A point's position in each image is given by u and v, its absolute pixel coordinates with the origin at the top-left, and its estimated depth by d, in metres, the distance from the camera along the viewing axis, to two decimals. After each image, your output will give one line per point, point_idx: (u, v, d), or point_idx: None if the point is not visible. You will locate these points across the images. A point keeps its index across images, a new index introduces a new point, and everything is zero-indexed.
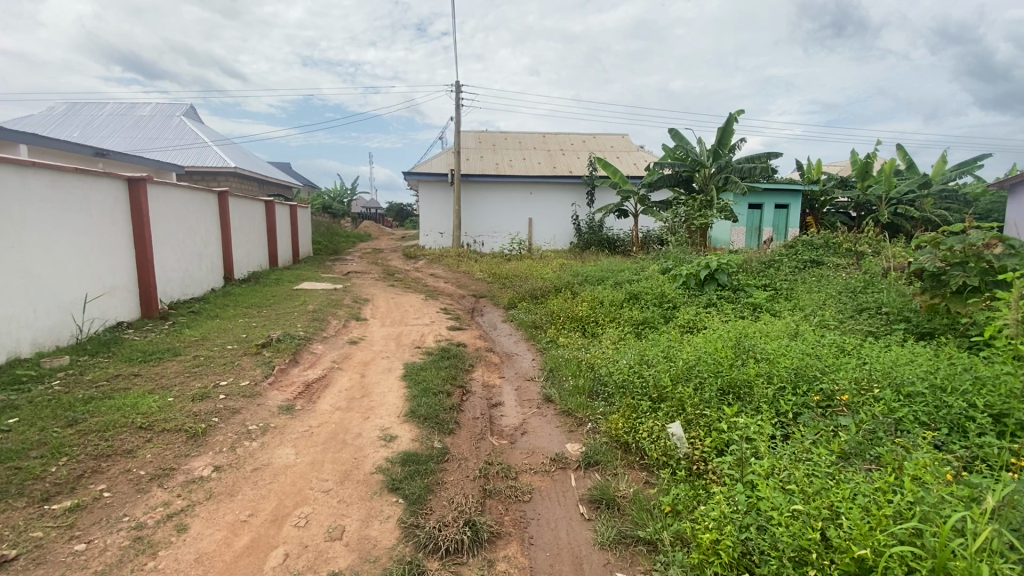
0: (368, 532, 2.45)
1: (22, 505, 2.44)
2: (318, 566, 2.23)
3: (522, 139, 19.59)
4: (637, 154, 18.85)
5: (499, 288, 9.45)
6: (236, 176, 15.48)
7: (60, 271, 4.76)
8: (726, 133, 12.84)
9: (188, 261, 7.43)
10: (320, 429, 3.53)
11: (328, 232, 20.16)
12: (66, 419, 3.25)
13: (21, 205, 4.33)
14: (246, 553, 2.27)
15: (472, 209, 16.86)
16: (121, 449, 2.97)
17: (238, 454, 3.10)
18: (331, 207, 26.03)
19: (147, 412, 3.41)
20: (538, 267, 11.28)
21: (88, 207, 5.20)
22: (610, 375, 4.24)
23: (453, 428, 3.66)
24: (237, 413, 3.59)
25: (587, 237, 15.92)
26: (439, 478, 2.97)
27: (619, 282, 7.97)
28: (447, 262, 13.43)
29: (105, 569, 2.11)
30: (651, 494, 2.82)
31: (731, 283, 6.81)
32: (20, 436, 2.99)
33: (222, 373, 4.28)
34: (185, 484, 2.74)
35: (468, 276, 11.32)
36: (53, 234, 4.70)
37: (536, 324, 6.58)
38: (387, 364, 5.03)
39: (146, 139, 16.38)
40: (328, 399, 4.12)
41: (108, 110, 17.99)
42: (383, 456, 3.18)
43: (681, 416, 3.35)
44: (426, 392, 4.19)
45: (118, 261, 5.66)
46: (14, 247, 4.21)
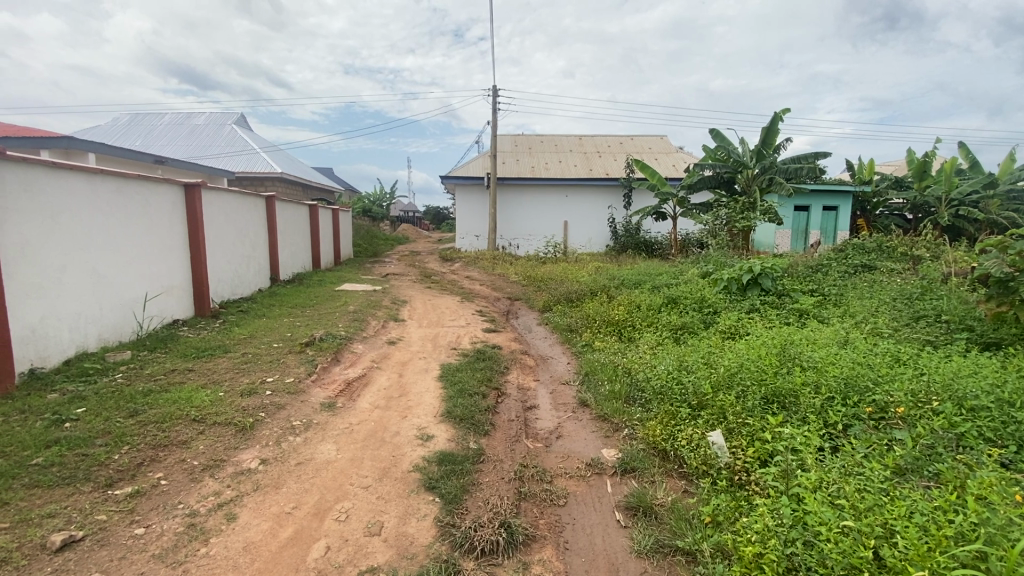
0: (404, 529, 2.49)
1: (89, 489, 2.61)
2: (357, 560, 2.28)
3: (558, 141, 19.56)
4: (676, 155, 18.52)
5: (534, 291, 9.45)
6: (282, 181, 16.10)
7: (123, 272, 5.08)
8: (771, 133, 12.44)
9: (238, 262, 7.78)
10: (360, 427, 3.63)
11: (368, 235, 20.69)
12: (127, 410, 3.46)
13: (90, 210, 4.64)
14: (290, 544, 2.35)
15: (508, 211, 16.92)
16: (177, 440, 3.14)
17: (283, 448, 3.21)
18: (370, 211, 26.70)
19: (199, 405, 3.59)
20: (573, 270, 11.21)
21: (149, 211, 5.52)
22: (648, 381, 4.16)
23: (489, 428, 3.69)
24: (282, 409, 3.74)
25: (623, 240, 15.73)
26: (474, 479, 2.99)
27: (657, 285, 7.84)
28: (482, 265, 13.52)
29: (162, 553, 2.23)
30: (690, 503, 2.75)
31: (775, 288, 6.59)
32: (87, 425, 3.20)
33: (269, 370, 4.46)
34: (234, 475, 2.87)
35: (503, 278, 11.40)
36: (119, 237, 5.03)
37: (572, 328, 6.53)
38: (424, 364, 5.11)
39: (200, 148, 17.30)
40: (366, 397, 4.22)
41: (166, 120, 19.06)
42: (420, 455, 3.23)
43: (722, 423, 3.25)
44: (461, 393, 4.23)
45: (174, 262, 5.99)
46: (82, 249, 4.52)
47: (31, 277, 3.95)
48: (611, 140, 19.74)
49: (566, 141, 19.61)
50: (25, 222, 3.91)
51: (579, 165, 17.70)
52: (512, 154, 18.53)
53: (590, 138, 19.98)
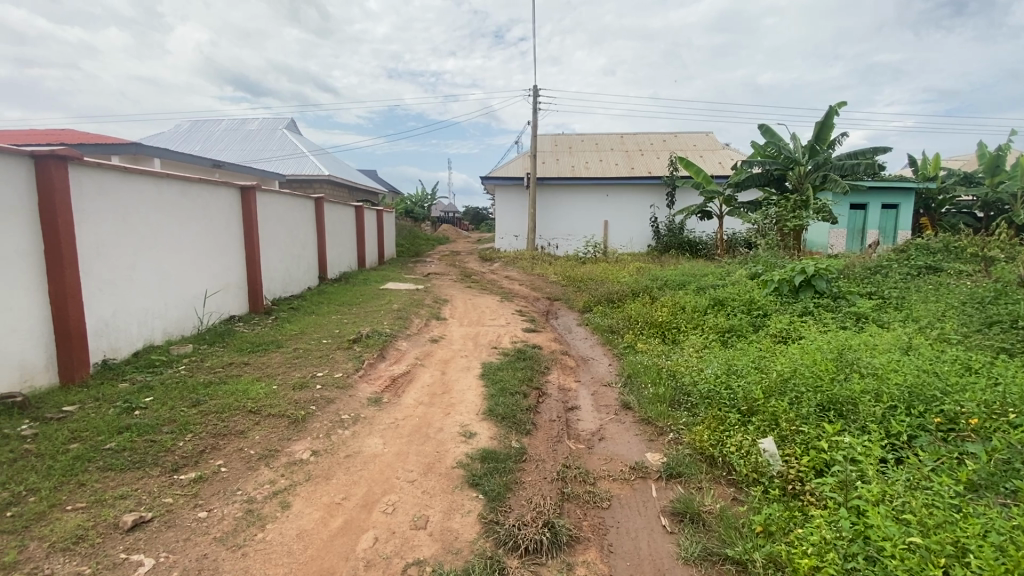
0: (449, 524, 2.52)
1: (157, 473, 2.79)
2: (404, 552, 2.33)
3: (599, 140, 19.33)
4: (723, 152, 17.94)
5: (574, 291, 9.38)
6: (330, 183, 16.66)
7: (185, 269, 5.39)
8: (825, 128, 11.87)
9: (288, 261, 8.10)
10: (405, 422, 3.71)
11: (410, 235, 21.11)
12: (190, 400, 3.68)
13: (156, 212, 4.94)
14: (340, 534, 2.42)
15: (547, 211, 16.86)
16: (234, 430, 3.30)
17: (333, 441, 3.33)
18: (411, 212, 27.24)
19: (256, 398, 3.77)
20: (614, 270, 11.04)
21: (208, 213, 5.84)
22: (694, 385, 4.05)
23: (531, 428, 3.68)
24: (331, 402, 3.87)
25: (666, 240, 15.41)
26: (516, 477, 3.00)
27: (703, 287, 7.62)
28: (521, 265, 13.54)
29: (223, 536, 2.35)
30: (739, 512, 2.66)
31: (830, 290, 6.26)
32: (155, 413, 3.43)
33: (319, 365, 4.63)
34: (287, 465, 2.99)
35: (543, 278, 11.37)
36: (182, 237, 5.35)
37: (613, 329, 6.43)
38: (466, 362, 5.17)
39: (254, 152, 18.15)
40: (411, 394, 4.31)
41: (224, 126, 20.09)
42: (463, 451, 3.27)
43: (774, 431, 3.13)
44: (503, 392, 4.25)
45: (231, 261, 6.31)
46: (149, 248, 4.83)
47: (104, 274, 4.25)
48: (653, 137, 19.34)
49: (607, 140, 19.34)
50: (100, 223, 4.21)
51: (621, 163, 17.43)
52: (553, 153, 18.46)
53: (632, 136, 19.62)
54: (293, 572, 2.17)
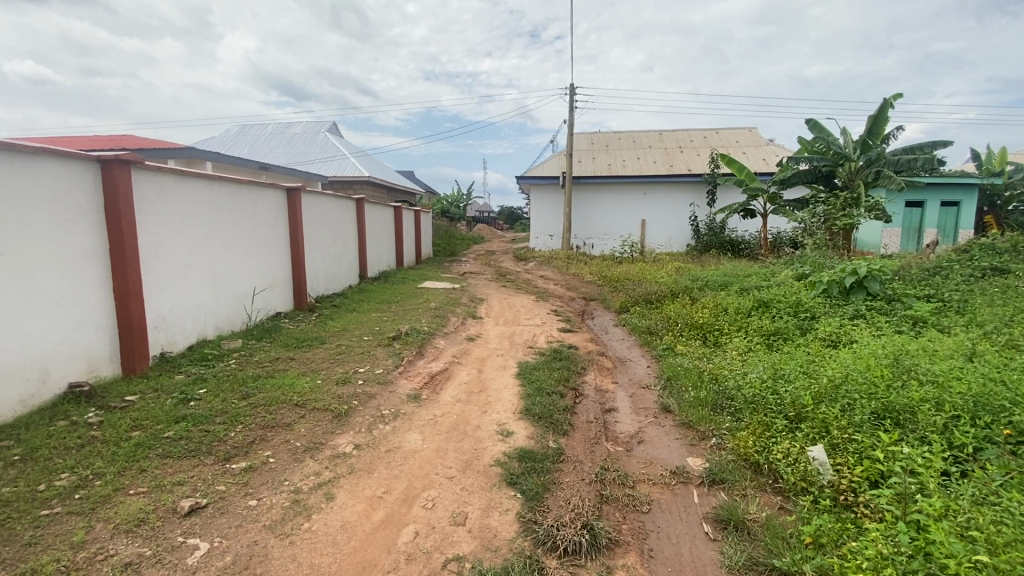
0: (488, 522, 2.54)
1: (211, 462, 2.93)
2: (444, 547, 2.36)
3: (636, 138, 19.01)
4: (767, 148, 17.33)
5: (610, 291, 9.27)
6: (369, 184, 17.07)
7: (235, 268, 5.63)
8: (879, 122, 11.26)
9: (331, 260, 8.35)
10: (443, 419, 3.76)
11: (446, 235, 21.39)
12: (240, 392, 3.84)
13: (209, 213, 5.18)
14: (382, 527, 2.47)
15: (583, 210, 16.72)
16: (282, 422, 3.43)
17: (374, 435, 3.41)
18: (447, 212, 27.58)
19: (301, 391, 3.91)
20: (651, 270, 10.83)
21: (257, 213, 6.08)
22: (738, 389, 3.93)
23: (568, 428, 3.65)
24: (372, 398, 3.97)
25: (706, 240, 15.05)
26: (554, 478, 2.98)
27: (746, 287, 7.39)
28: (557, 265, 13.49)
29: (271, 524, 2.44)
30: (787, 521, 2.56)
31: (884, 292, 5.95)
32: (208, 404, 3.60)
33: (361, 361, 4.75)
34: (331, 458, 3.08)
35: (578, 278, 11.28)
36: (233, 237, 5.59)
37: (651, 330, 6.31)
38: (502, 361, 5.19)
39: (298, 155, 18.79)
40: (449, 391, 4.36)
41: (270, 129, 20.87)
42: (500, 450, 3.28)
43: (824, 438, 3.00)
44: (539, 392, 4.24)
45: (278, 260, 6.55)
46: (203, 247, 5.07)
47: (162, 271, 4.49)
48: (693, 134, 18.87)
49: (646, 137, 19.00)
50: (158, 223, 4.45)
51: (659, 161, 17.10)
52: (589, 152, 18.28)
53: (671, 133, 19.21)
54: (338, 561, 2.23)
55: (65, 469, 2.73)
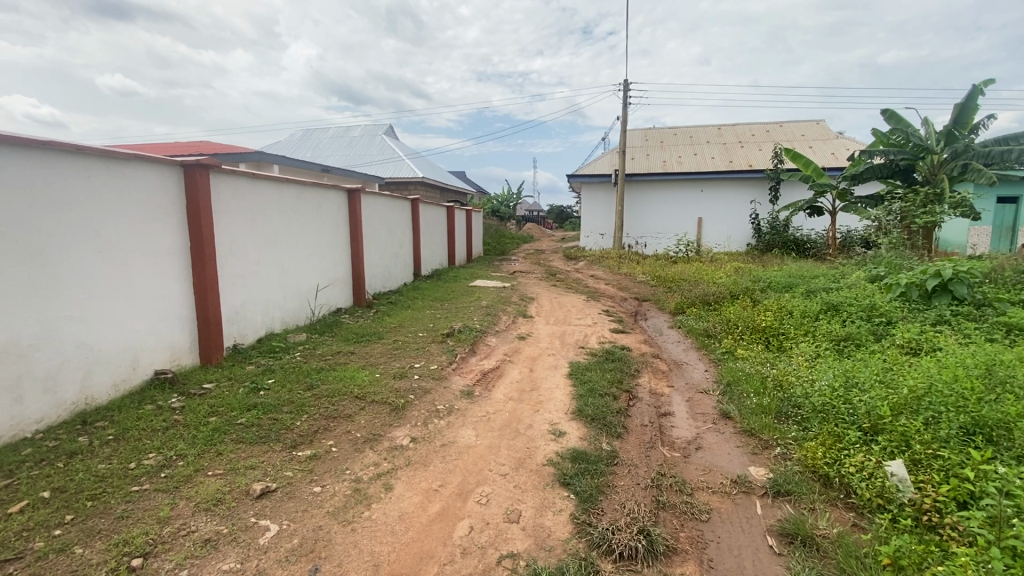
0: (542, 521, 2.54)
1: (279, 448, 3.10)
2: (498, 544, 2.37)
3: (693, 133, 18.38)
4: (836, 142, 16.29)
5: (664, 292, 9.02)
6: (423, 184, 17.49)
7: (300, 265, 5.92)
8: (967, 110, 10.35)
9: (387, 259, 8.61)
10: (496, 416, 3.80)
11: (497, 234, 21.58)
12: (305, 383, 4.05)
13: (277, 213, 5.47)
14: (438, 519, 2.53)
15: (636, 208, 16.36)
16: (343, 413, 3.58)
17: (429, 429, 3.49)
18: (498, 212, 27.78)
19: (360, 384, 4.07)
20: (708, 271, 10.47)
21: (320, 214, 6.36)
22: (806, 398, 3.72)
23: (621, 431, 3.58)
24: (428, 392, 4.07)
25: (768, 239, 14.38)
26: (609, 480, 2.94)
27: (812, 289, 6.98)
28: (608, 264, 13.29)
29: (334, 510, 2.56)
30: (862, 540, 2.40)
31: (972, 297, 5.43)
32: (277, 394, 3.81)
33: (416, 356, 4.88)
34: (389, 449, 3.19)
35: (630, 278, 11.07)
36: (299, 237, 5.89)
37: (709, 333, 6.10)
38: (553, 361, 5.17)
39: (356, 157, 19.55)
40: (501, 389, 4.40)
41: (330, 133, 21.79)
42: (553, 450, 3.27)
43: (904, 453, 2.78)
44: (592, 393, 4.19)
45: (339, 258, 6.83)
46: (271, 246, 5.36)
47: (235, 269, 4.80)
48: (755, 128, 18.03)
49: (703, 133, 18.33)
50: (232, 224, 4.74)
51: (717, 157, 16.45)
52: (643, 149, 17.85)
53: (731, 127, 18.43)
54: (396, 551, 2.29)
55: (152, 449, 2.98)
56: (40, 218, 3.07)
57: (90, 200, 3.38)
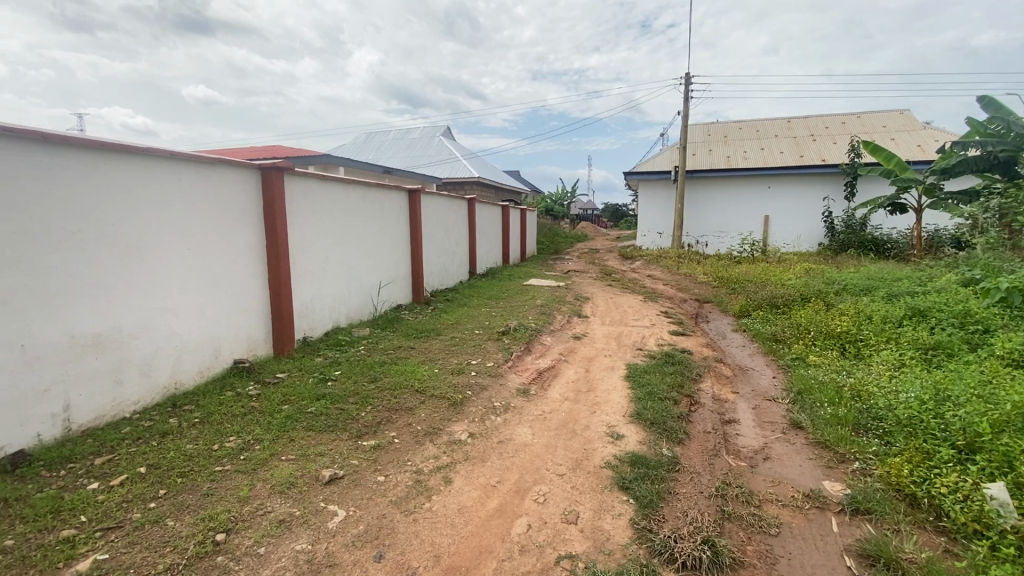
0: (600, 524, 2.50)
1: (346, 437, 3.24)
2: (556, 544, 2.36)
3: (760, 127, 17.48)
4: (923, 132, 14.97)
5: (727, 294, 8.65)
6: (479, 184, 17.73)
7: (364, 263, 6.17)
8: None
9: (444, 257, 8.80)
10: (553, 415, 3.79)
11: (551, 233, 21.52)
12: (369, 376, 4.21)
13: (344, 213, 5.72)
14: (496, 515, 2.55)
15: (697, 206, 15.77)
16: (405, 406, 3.70)
17: (487, 425, 3.54)
18: (552, 211, 27.71)
19: (420, 379, 4.18)
20: (775, 272, 9.94)
21: (383, 213, 6.59)
22: (889, 410, 3.45)
23: (682, 437, 3.47)
24: (485, 389, 4.12)
25: (843, 238, 13.54)
26: (670, 487, 2.85)
27: (895, 293, 6.45)
28: (667, 264, 12.91)
29: (397, 500, 2.64)
30: (955, 568, 2.19)
31: None
32: (343, 385, 4.00)
33: (473, 353, 4.96)
34: (449, 443, 3.26)
35: (690, 278, 10.70)
36: (363, 235, 6.13)
37: (777, 337, 5.78)
38: (610, 362, 5.08)
39: (415, 159, 20.12)
40: (557, 388, 4.38)
41: (391, 135, 22.53)
42: (611, 452, 3.21)
43: (1007, 476, 2.51)
44: (651, 397, 4.08)
45: (399, 256, 7.05)
46: (338, 244, 5.61)
47: (306, 266, 5.07)
48: (829, 120, 16.89)
49: (771, 126, 17.39)
50: (303, 223, 5.01)
51: (786, 151, 15.56)
52: (705, 144, 17.17)
53: (802, 119, 17.37)
54: (456, 543, 2.34)
55: (232, 433, 3.20)
56: (139, 218, 3.37)
57: (181, 202, 3.68)
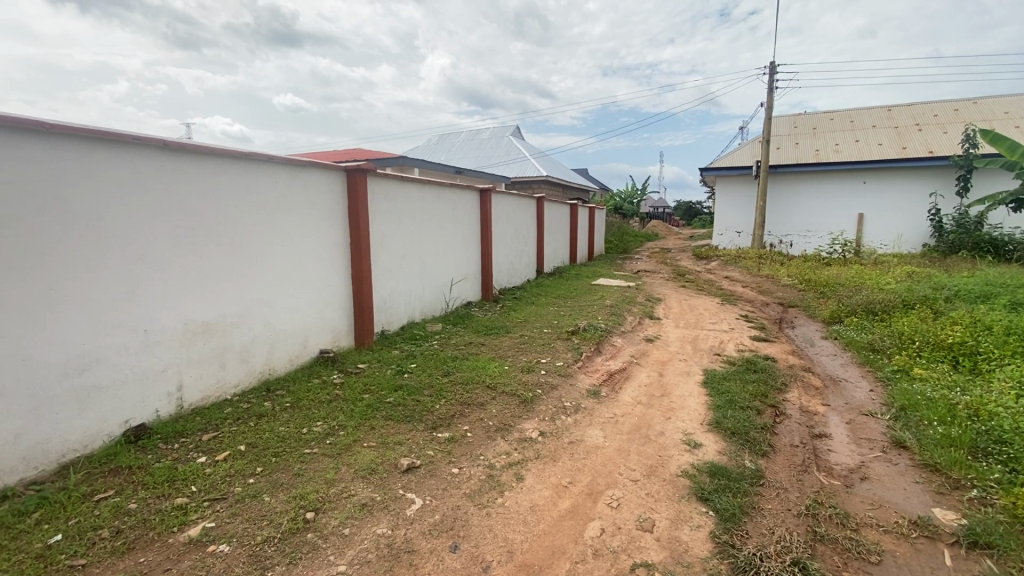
0: (677, 534, 2.41)
1: (422, 429, 3.35)
2: (631, 551, 2.30)
3: (855, 117, 16.06)
4: None
5: (814, 298, 8.04)
6: (547, 183, 17.72)
7: (437, 260, 6.35)
8: None
9: (513, 256, 8.88)
10: (625, 419, 3.70)
11: (620, 232, 21.09)
12: (442, 370, 4.34)
13: (420, 212, 5.91)
14: (568, 516, 2.53)
15: (781, 204, 14.77)
16: (476, 401, 3.77)
17: (558, 425, 3.52)
18: (621, 209, 27.15)
19: (492, 375, 4.25)
20: (871, 275, 9.12)
21: (455, 212, 6.75)
22: (1017, 434, 3.04)
23: (767, 450, 3.26)
24: (555, 388, 4.11)
25: (954, 238, 12.17)
26: (754, 502, 2.69)
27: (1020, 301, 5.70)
28: (745, 265, 12.22)
29: (471, 493, 2.70)
30: None
31: None
32: (419, 377, 4.15)
33: (543, 352, 4.96)
34: (520, 440, 3.28)
35: (772, 280, 10.07)
36: (437, 234, 6.31)
37: (874, 347, 5.30)
38: (685, 367, 4.89)
39: (485, 159, 20.47)
40: (629, 391, 4.28)
41: (462, 136, 23.02)
42: (688, 461, 3.09)
43: None
44: (731, 405, 3.87)
45: (470, 254, 7.20)
46: (413, 242, 5.81)
47: (384, 263, 5.30)
48: (939, 107, 15.19)
49: (868, 115, 15.91)
50: (383, 222, 5.24)
51: (886, 143, 14.18)
52: (791, 137, 16.03)
53: (905, 107, 15.75)
54: (529, 541, 2.35)
55: (320, 418, 3.42)
56: (241, 216, 3.67)
57: (277, 202, 3.96)
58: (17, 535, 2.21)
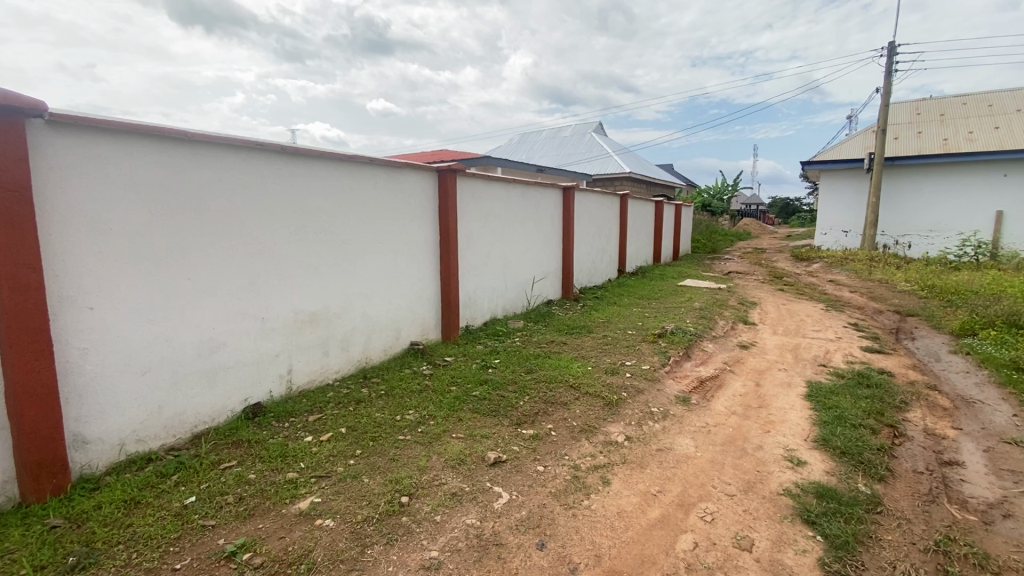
0: (779, 557, 2.24)
1: (507, 424, 3.40)
2: (728, 569, 2.18)
3: (994, 100, 14.00)
4: None
5: (939, 307, 7.13)
6: (631, 180, 17.26)
7: (520, 258, 6.42)
8: None
9: (595, 255, 8.76)
10: (718, 429, 3.51)
11: (708, 232, 20.03)
12: (525, 367, 4.38)
13: (504, 210, 6.00)
14: (657, 526, 2.45)
15: (898, 200, 13.24)
16: (560, 401, 3.75)
17: (645, 431, 3.42)
18: (710, 207, 25.75)
19: (576, 375, 4.21)
20: (1014, 282, 7.91)
21: (539, 211, 6.77)
22: None
23: (885, 474, 2.93)
24: (641, 392, 3.99)
25: None
26: (870, 530, 2.43)
27: None
28: (853, 268, 11.12)
29: (556, 492, 2.70)
30: None
31: None
32: (503, 373, 4.23)
33: (628, 354, 4.84)
34: (605, 443, 3.22)
35: (886, 286, 9.07)
36: (520, 231, 6.37)
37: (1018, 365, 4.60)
38: (785, 377, 4.53)
39: (567, 156, 20.33)
40: (722, 400, 4.05)
41: (545, 134, 23.04)
42: (790, 479, 2.86)
43: None
44: (841, 422, 3.53)
45: (552, 253, 7.19)
46: (498, 240, 5.91)
47: (470, 260, 5.45)
48: None
49: (1012, 98, 13.81)
50: (470, 220, 5.39)
51: None
52: (911, 125, 14.32)
53: None
54: (616, 547, 2.30)
55: (411, 407, 3.59)
56: (344, 213, 3.93)
57: (376, 200, 4.20)
58: (161, 493, 2.54)
